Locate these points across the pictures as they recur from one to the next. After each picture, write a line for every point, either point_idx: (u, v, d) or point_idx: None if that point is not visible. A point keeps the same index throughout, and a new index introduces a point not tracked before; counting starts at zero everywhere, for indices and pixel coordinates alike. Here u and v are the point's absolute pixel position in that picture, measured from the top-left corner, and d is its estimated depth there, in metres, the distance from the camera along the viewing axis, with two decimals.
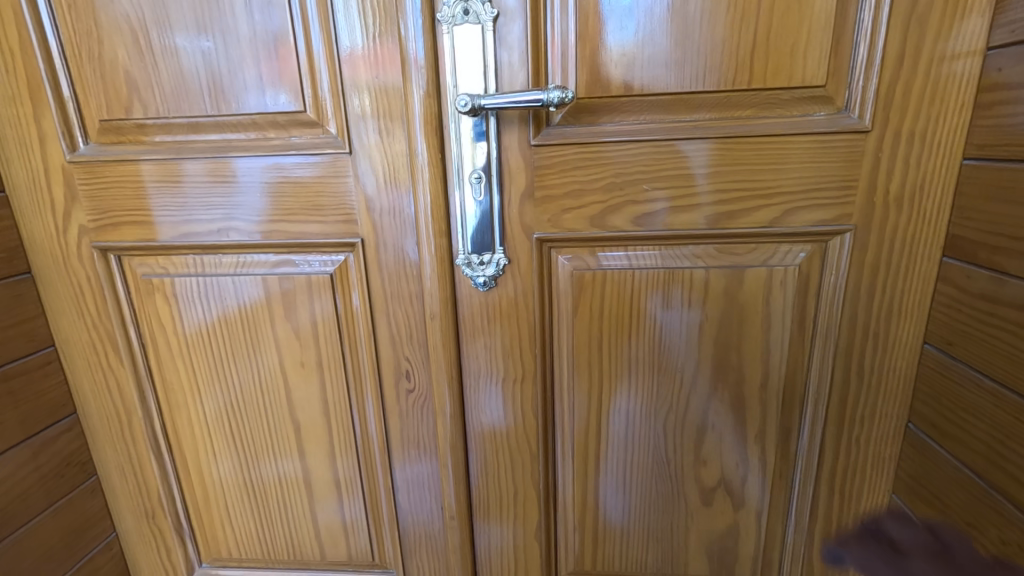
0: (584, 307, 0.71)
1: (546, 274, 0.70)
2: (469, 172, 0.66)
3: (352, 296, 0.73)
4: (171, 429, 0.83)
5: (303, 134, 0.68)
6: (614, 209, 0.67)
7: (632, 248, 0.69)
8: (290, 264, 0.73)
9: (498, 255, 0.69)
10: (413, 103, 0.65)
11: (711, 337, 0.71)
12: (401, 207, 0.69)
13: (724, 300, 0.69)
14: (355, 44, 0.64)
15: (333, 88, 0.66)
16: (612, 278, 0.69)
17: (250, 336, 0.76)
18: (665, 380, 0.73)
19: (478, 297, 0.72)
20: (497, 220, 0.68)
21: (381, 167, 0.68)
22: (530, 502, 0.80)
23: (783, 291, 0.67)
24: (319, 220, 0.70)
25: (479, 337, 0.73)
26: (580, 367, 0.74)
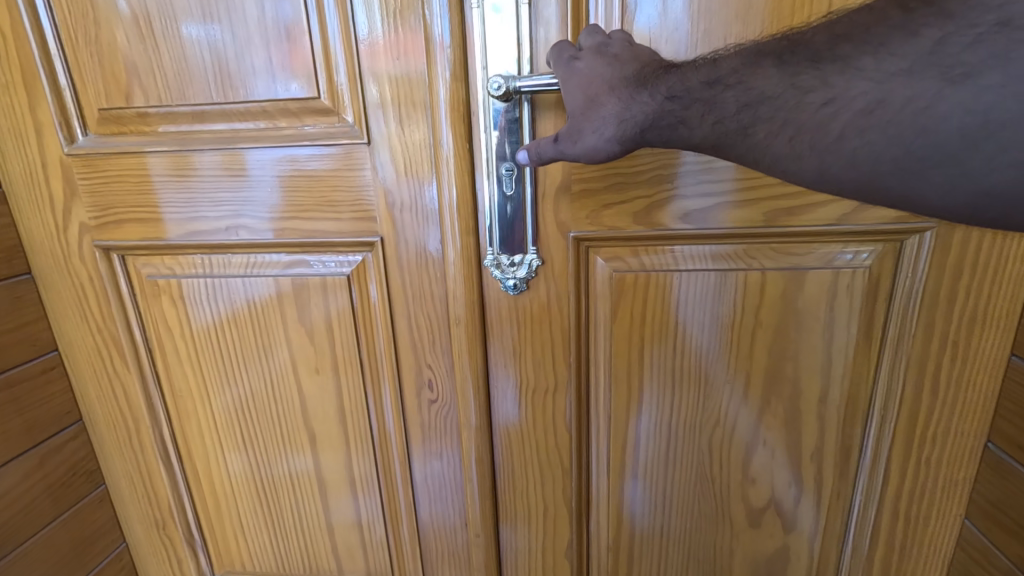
0: (623, 312, 0.65)
1: (583, 277, 0.64)
2: (498, 164, 0.60)
3: (369, 291, 0.67)
4: (180, 436, 0.79)
5: (317, 123, 0.62)
6: (659, 203, 0.61)
7: (678, 247, 0.62)
8: (304, 265, 0.67)
9: (530, 255, 0.63)
10: (438, 88, 0.58)
11: (765, 346, 0.64)
12: (423, 202, 0.63)
13: (781, 306, 0.62)
14: (371, 23, 0.58)
15: (349, 73, 0.60)
16: (655, 280, 0.63)
17: (263, 341, 0.71)
18: (712, 393, 0.67)
19: (507, 301, 0.66)
20: (529, 216, 0.62)
21: (402, 158, 0.62)
22: (561, 519, 0.75)
23: (848, 295, 0.61)
24: (336, 217, 0.65)
25: (509, 344, 0.67)
26: (618, 376, 0.68)
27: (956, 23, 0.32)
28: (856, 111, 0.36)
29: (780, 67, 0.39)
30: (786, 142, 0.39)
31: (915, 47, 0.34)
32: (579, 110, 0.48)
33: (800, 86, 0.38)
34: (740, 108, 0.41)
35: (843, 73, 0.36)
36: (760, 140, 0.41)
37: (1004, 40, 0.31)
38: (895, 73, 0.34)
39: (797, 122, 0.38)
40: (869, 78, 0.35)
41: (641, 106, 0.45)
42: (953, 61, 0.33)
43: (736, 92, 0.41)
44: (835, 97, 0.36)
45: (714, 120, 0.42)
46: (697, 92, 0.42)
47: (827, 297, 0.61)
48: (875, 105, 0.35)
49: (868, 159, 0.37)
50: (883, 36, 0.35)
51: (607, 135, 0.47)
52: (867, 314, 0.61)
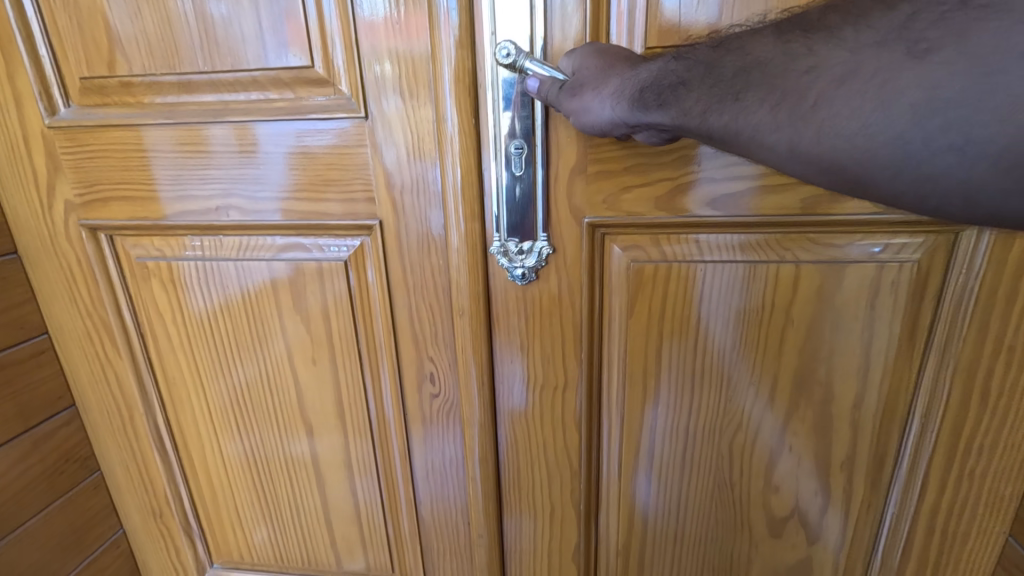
0: (640, 305, 0.60)
1: (597, 269, 0.59)
2: (507, 143, 0.55)
3: (367, 274, 0.62)
4: (175, 425, 0.76)
5: (310, 95, 0.57)
6: (684, 188, 0.55)
7: (704, 235, 0.56)
8: (300, 248, 0.63)
9: (541, 242, 0.58)
10: (444, 57, 0.53)
11: (796, 346, 0.59)
12: (425, 185, 0.58)
13: (816, 303, 0.57)
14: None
15: (343, 38, 0.54)
16: (677, 271, 0.58)
17: (258, 329, 0.68)
18: (736, 396, 0.62)
19: (514, 291, 0.61)
20: (540, 200, 0.56)
21: (400, 134, 0.57)
22: (568, 523, 0.71)
23: (891, 294, 0.56)
24: (331, 199, 0.60)
25: (518, 337, 0.63)
26: (633, 376, 0.63)
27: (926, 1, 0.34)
28: (832, 80, 0.36)
29: (777, 34, 0.40)
30: (767, 109, 0.39)
31: (888, 23, 0.35)
32: (583, 76, 0.48)
33: (791, 53, 0.38)
34: (737, 72, 0.40)
35: (828, 43, 0.37)
36: (744, 106, 0.40)
37: (964, 17, 0.33)
38: (869, 45, 0.35)
39: (781, 89, 0.38)
40: (846, 48, 0.36)
41: (648, 66, 0.45)
42: (916, 36, 0.34)
43: (734, 56, 0.41)
44: (817, 65, 0.37)
45: (711, 83, 0.42)
46: (703, 55, 0.42)
47: (867, 294, 0.56)
48: (849, 75, 0.36)
49: (856, 122, 0.36)
50: (860, 14, 0.37)
51: (605, 93, 0.47)
52: (910, 313, 0.56)
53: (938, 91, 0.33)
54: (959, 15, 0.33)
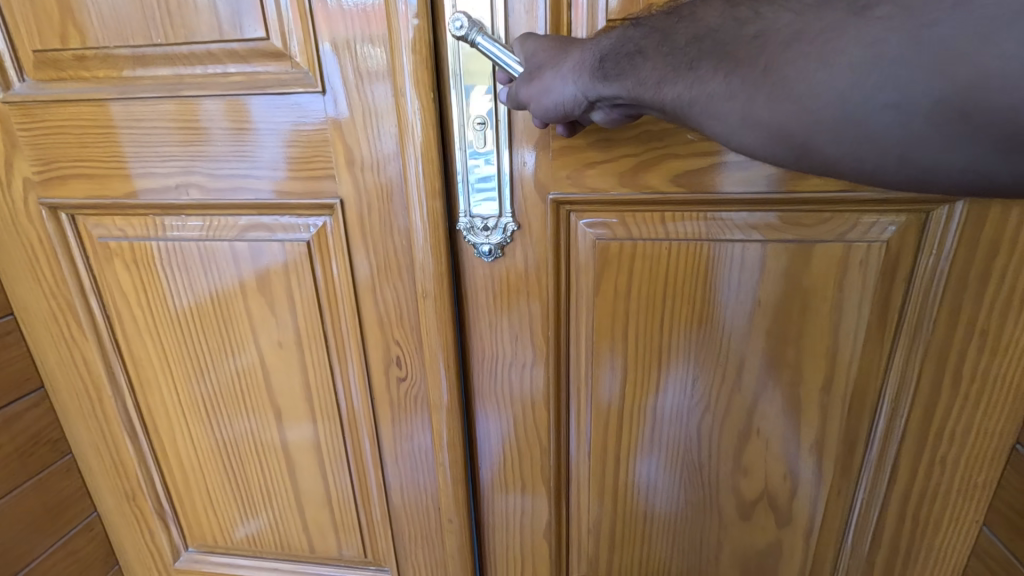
0: (607, 286, 0.60)
1: (563, 241, 0.59)
2: (472, 121, 0.54)
3: (332, 266, 0.62)
4: (145, 409, 0.75)
5: (266, 67, 0.55)
6: (647, 164, 0.55)
7: (668, 213, 0.57)
8: (262, 228, 0.62)
9: (506, 219, 0.58)
10: (401, 28, 0.51)
11: (763, 327, 0.61)
12: (383, 167, 0.56)
13: (782, 282, 0.59)
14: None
15: (297, 6, 0.52)
16: (643, 250, 0.59)
17: (223, 313, 0.67)
18: (703, 377, 0.63)
19: (481, 269, 0.60)
20: (506, 179, 0.56)
21: (359, 116, 0.55)
22: (540, 504, 0.71)
23: (860, 273, 0.57)
24: (289, 175, 0.58)
25: (486, 318, 0.62)
26: (601, 356, 0.64)
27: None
28: (779, 45, 0.36)
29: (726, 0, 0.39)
30: (722, 78, 0.38)
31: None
32: (540, 61, 0.48)
33: (739, 18, 0.38)
34: (690, 41, 0.40)
35: (772, 6, 0.37)
36: (699, 75, 0.39)
37: None
38: (811, 5, 0.35)
39: (733, 60, 0.37)
40: (791, 10, 0.36)
41: (604, 39, 0.45)
42: None
43: (687, 24, 0.40)
44: (765, 29, 0.36)
45: (666, 52, 0.41)
46: (657, 22, 0.42)
47: (834, 273, 0.58)
48: (794, 38, 0.35)
49: (802, 83, 0.35)
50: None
51: (564, 75, 0.46)
52: (880, 290, 0.58)
53: (878, 48, 0.32)
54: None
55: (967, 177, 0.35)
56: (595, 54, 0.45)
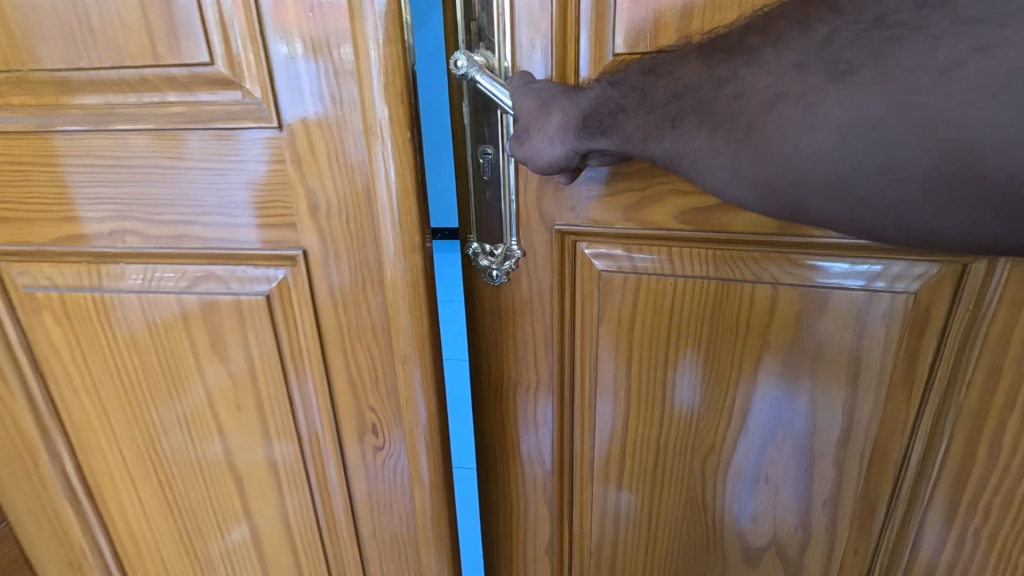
0: (611, 316, 0.60)
1: (567, 268, 0.59)
2: (476, 154, 0.55)
3: (282, 271, 0.52)
4: (88, 474, 0.67)
5: (214, 98, 0.46)
6: (653, 199, 0.55)
7: (676, 248, 0.56)
8: (215, 279, 0.53)
9: (512, 244, 0.58)
10: (371, 54, 0.43)
11: (772, 373, 0.59)
12: (354, 205, 0.48)
13: (792, 329, 0.57)
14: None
15: (246, 25, 0.43)
16: (648, 284, 0.58)
17: (172, 371, 0.58)
18: (709, 415, 0.63)
19: (487, 289, 0.62)
20: (511, 204, 0.57)
21: (322, 147, 0.46)
22: (542, 523, 0.73)
23: (882, 325, 0.55)
24: (242, 224, 0.50)
25: (491, 339, 0.64)
26: (608, 393, 0.64)
27: (842, 20, 0.33)
28: (761, 104, 0.35)
29: (702, 60, 0.39)
30: (705, 136, 0.37)
31: (807, 43, 0.34)
32: (526, 122, 0.48)
33: (717, 78, 0.37)
34: (671, 97, 0.39)
35: (750, 66, 0.36)
36: (684, 133, 0.38)
37: (879, 36, 0.32)
38: (790, 68, 0.34)
39: (713, 115, 0.37)
40: (769, 72, 0.35)
41: (587, 95, 0.45)
42: (835, 57, 0.32)
43: (666, 82, 0.40)
44: (745, 90, 0.35)
45: (648, 108, 0.41)
46: (635, 81, 0.43)
47: (855, 324, 0.56)
48: (776, 99, 0.34)
49: (788, 145, 0.34)
50: (780, 35, 0.35)
51: (551, 134, 0.46)
52: (908, 346, 0.55)
53: (864, 111, 0.31)
54: (874, 34, 0.32)
55: (965, 238, 0.33)
56: (585, 101, 0.45)
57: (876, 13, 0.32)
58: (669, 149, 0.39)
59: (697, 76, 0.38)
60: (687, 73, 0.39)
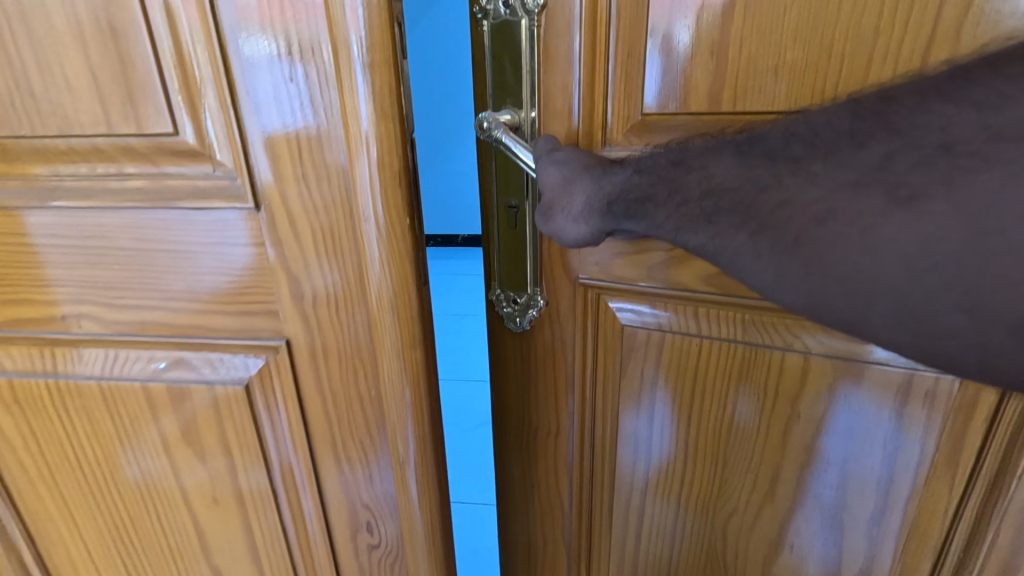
0: (634, 370, 0.60)
1: (591, 320, 0.60)
2: (502, 207, 0.57)
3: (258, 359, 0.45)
4: (48, 562, 0.60)
5: (181, 171, 0.40)
6: (679, 261, 0.54)
7: (702, 310, 0.55)
8: (186, 366, 0.47)
9: (535, 294, 0.60)
10: (361, 133, 0.36)
11: (799, 445, 0.58)
12: (345, 298, 0.42)
13: (824, 403, 0.55)
14: (237, 19, 0.35)
15: (216, 89, 0.37)
16: (671, 344, 0.58)
17: (140, 461, 0.52)
18: (731, 471, 0.61)
19: (511, 336, 0.64)
20: (533, 256, 0.59)
21: (309, 232, 0.40)
22: (559, 560, 0.75)
23: (924, 405, 0.52)
24: (214, 311, 0.44)
25: (515, 379, 0.66)
26: (628, 444, 0.64)
27: (902, 141, 0.32)
28: (812, 218, 0.33)
29: (737, 153, 0.39)
30: (747, 236, 0.36)
31: (863, 162, 0.33)
32: (550, 199, 0.49)
33: (757, 181, 0.37)
34: (702, 194, 0.39)
35: (796, 176, 0.35)
36: (719, 229, 0.37)
37: (946, 165, 0.30)
38: (845, 185, 0.33)
39: (755, 219, 0.36)
40: (820, 186, 0.34)
41: (613, 176, 0.46)
42: (898, 180, 0.31)
43: (698, 176, 0.40)
44: (790, 199, 0.34)
45: (680, 200, 0.40)
46: (663, 170, 0.42)
47: (896, 399, 0.53)
48: (830, 215, 0.33)
49: (846, 267, 0.32)
50: (830, 147, 0.34)
51: (575, 213, 0.48)
52: (953, 429, 0.52)
53: (935, 248, 0.30)
54: (941, 163, 0.30)
55: None
56: (613, 181, 0.45)
57: (941, 140, 0.31)
58: (703, 244, 0.39)
59: (734, 175, 0.38)
60: (723, 168, 0.39)
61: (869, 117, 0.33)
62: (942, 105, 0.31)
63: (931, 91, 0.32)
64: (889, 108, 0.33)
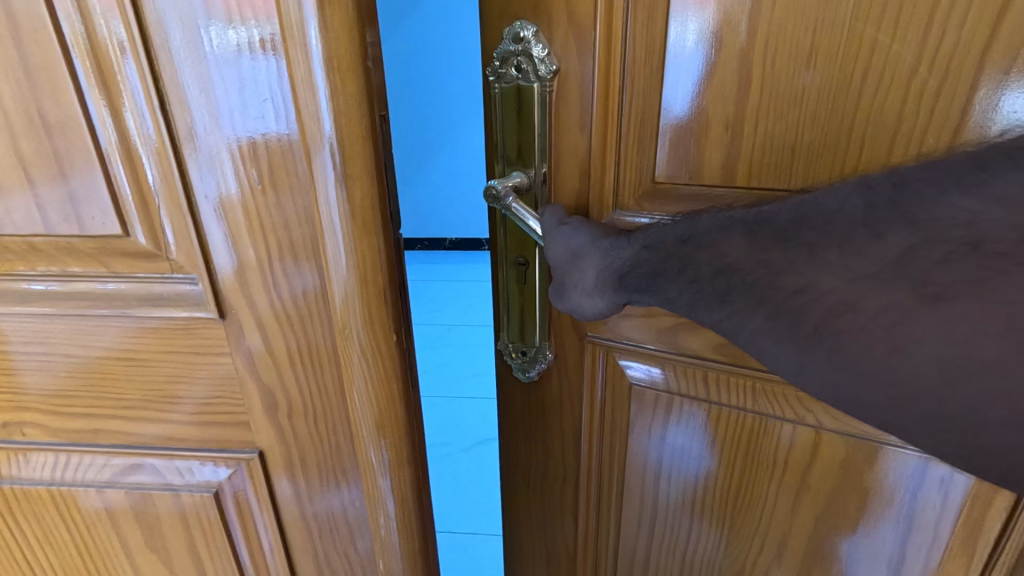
0: (639, 424, 0.57)
1: (597, 373, 0.57)
2: (513, 263, 0.55)
3: (224, 468, 0.41)
4: None
5: (131, 274, 0.35)
6: (689, 327, 0.51)
7: (711, 374, 0.52)
8: (145, 472, 0.42)
9: (542, 346, 0.57)
10: (331, 228, 0.31)
11: (807, 521, 0.53)
12: (323, 405, 0.37)
13: (833, 481, 0.51)
14: (193, 114, 0.30)
15: (166, 185, 0.32)
16: (678, 404, 0.54)
17: (99, 566, 0.47)
18: (738, 540, 0.57)
19: (519, 388, 0.62)
20: (542, 310, 0.56)
21: (279, 330, 0.35)
22: None
23: (938, 494, 0.47)
24: (176, 419, 0.39)
25: (521, 423, 0.64)
26: (633, 497, 0.61)
27: (924, 236, 0.30)
28: (829, 309, 0.32)
29: (745, 234, 0.36)
30: (762, 320, 0.34)
31: (882, 253, 0.31)
32: (561, 272, 0.47)
33: (771, 266, 0.34)
34: (715, 273, 0.36)
35: (810, 262, 0.33)
36: (734, 310, 0.35)
37: (975, 263, 0.29)
38: (863, 275, 0.31)
39: (771, 303, 0.34)
40: (837, 274, 0.32)
41: (619, 251, 0.43)
42: (921, 276, 0.30)
43: (708, 256, 0.37)
44: (807, 286, 0.33)
45: (690, 278, 0.38)
46: (673, 248, 0.39)
47: (907, 483, 0.48)
48: (848, 307, 0.31)
49: (871, 362, 0.31)
50: (844, 235, 0.32)
51: (586, 287, 0.45)
52: (968, 520, 0.46)
53: (969, 351, 0.28)
54: (968, 261, 0.29)
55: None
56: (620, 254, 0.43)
57: (968, 237, 0.29)
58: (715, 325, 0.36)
59: (744, 255, 0.35)
60: (733, 249, 0.36)
61: (885, 204, 0.32)
62: (962, 198, 0.30)
63: (949, 180, 0.30)
64: (904, 195, 0.31)
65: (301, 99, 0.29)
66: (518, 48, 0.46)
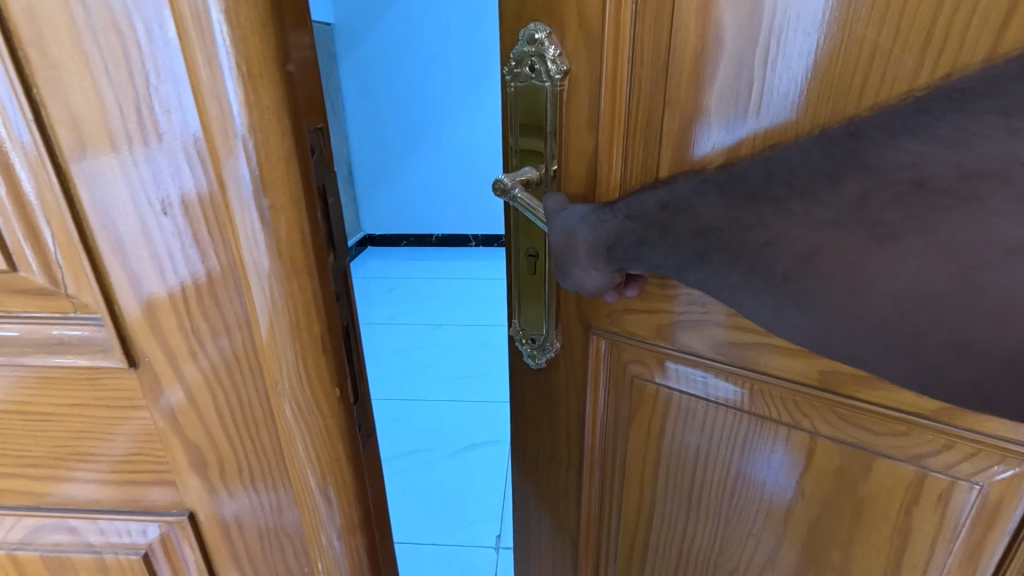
0: (640, 420, 0.54)
1: (596, 366, 0.54)
2: (523, 256, 0.54)
3: (151, 528, 0.35)
4: None
5: (21, 318, 0.29)
6: (689, 326, 0.47)
7: (712, 375, 0.48)
8: (70, 531, 0.36)
9: (548, 335, 0.55)
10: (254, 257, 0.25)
11: (797, 540, 0.50)
12: (256, 455, 0.31)
13: (824, 500, 0.47)
14: (87, 126, 0.24)
15: (54, 211, 0.26)
16: (677, 403, 0.51)
17: None
18: (727, 553, 0.54)
19: (528, 375, 0.60)
20: (551, 301, 0.54)
21: (202, 374, 0.29)
22: None
23: (939, 514, 0.43)
24: (91, 478, 0.34)
25: (525, 405, 0.62)
26: (631, 497, 0.58)
27: (875, 179, 0.32)
28: (795, 257, 0.34)
29: (721, 196, 0.38)
30: (738, 274, 0.36)
31: (837, 199, 0.33)
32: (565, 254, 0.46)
33: (742, 223, 0.36)
34: (693, 235, 0.39)
35: (778, 215, 0.35)
36: (714, 270, 0.38)
37: (923, 202, 0.30)
38: (824, 221, 0.33)
39: (743, 257, 0.36)
40: (802, 225, 0.34)
41: (608, 224, 0.44)
42: (874, 219, 0.31)
43: (686, 219, 0.39)
44: (775, 238, 0.35)
45: (671, 242, 0.40)
46: (653, 214, 0.41)
47: (904, 502, 0.44)
48: (812, 253, 0.33)
49: (822, 301, 0.33)
50: (806, 186, 0.34)
51: (581, 262, 0.46)
52: (969, 539, 0.43)
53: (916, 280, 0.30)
54: (915, 201, 0.30)
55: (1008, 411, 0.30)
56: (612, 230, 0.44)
57: (913, 176, 0.30)
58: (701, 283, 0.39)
59: (717, 215, 0.38)
60: (707, 208, 0.38)
61: (841, 154, 0.33)
62: (907, 140, 0.31)
63: (897, 125, 0.32)
64: (859, 143, 0.33)
65: (206, 108, 0.23)
66: (531, 48, 0.46)
